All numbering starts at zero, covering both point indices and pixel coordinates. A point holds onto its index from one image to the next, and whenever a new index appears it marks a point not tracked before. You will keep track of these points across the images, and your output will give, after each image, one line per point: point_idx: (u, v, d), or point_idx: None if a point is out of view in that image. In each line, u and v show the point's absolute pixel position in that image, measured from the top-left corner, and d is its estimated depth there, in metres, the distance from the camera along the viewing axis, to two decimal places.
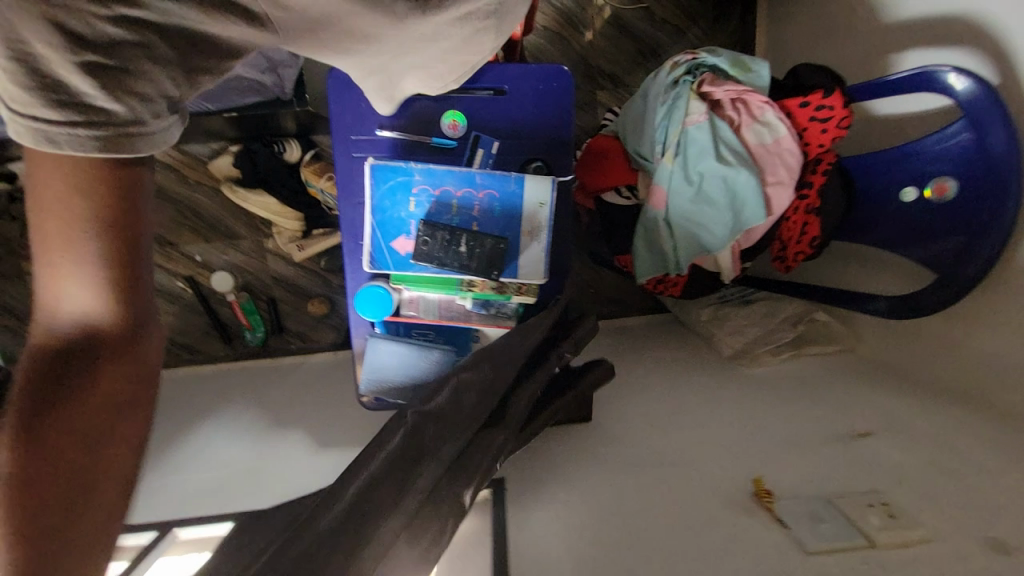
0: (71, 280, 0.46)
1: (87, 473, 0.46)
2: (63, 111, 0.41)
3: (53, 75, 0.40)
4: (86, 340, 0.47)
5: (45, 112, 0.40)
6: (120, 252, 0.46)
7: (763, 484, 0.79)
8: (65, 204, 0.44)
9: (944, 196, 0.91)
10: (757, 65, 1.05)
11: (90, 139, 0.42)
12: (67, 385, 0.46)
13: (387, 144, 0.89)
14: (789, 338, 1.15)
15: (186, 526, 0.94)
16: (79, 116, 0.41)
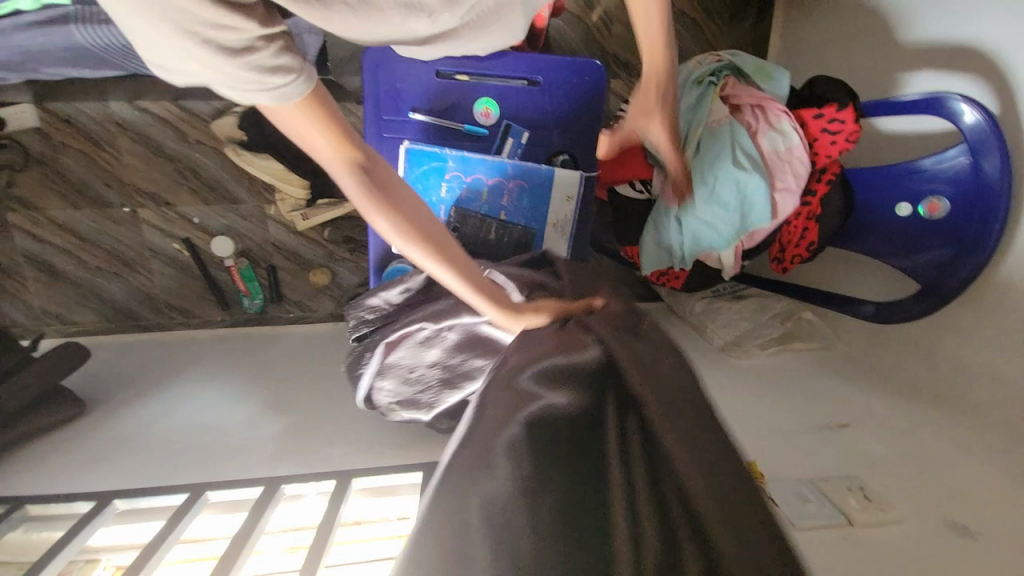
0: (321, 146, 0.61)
1: (439, 238, 0.69)
2: (270, 93, 0.53)
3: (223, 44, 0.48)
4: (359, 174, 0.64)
5: (262, 96, 0.53)
6: (335, 119, 0.61)
7: (757, 466, 0.88)
8: (305, 119, 0.58)
9: (936, 215, 0.99)
10: (779, 72, 1.08)
11: (296, 93, 0.55)
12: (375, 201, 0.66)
13: (419, 127, 0.89)
14: (775, 333, 1.22)
15: (218, 490, 0.89)
16: (269, 72, 0.51)
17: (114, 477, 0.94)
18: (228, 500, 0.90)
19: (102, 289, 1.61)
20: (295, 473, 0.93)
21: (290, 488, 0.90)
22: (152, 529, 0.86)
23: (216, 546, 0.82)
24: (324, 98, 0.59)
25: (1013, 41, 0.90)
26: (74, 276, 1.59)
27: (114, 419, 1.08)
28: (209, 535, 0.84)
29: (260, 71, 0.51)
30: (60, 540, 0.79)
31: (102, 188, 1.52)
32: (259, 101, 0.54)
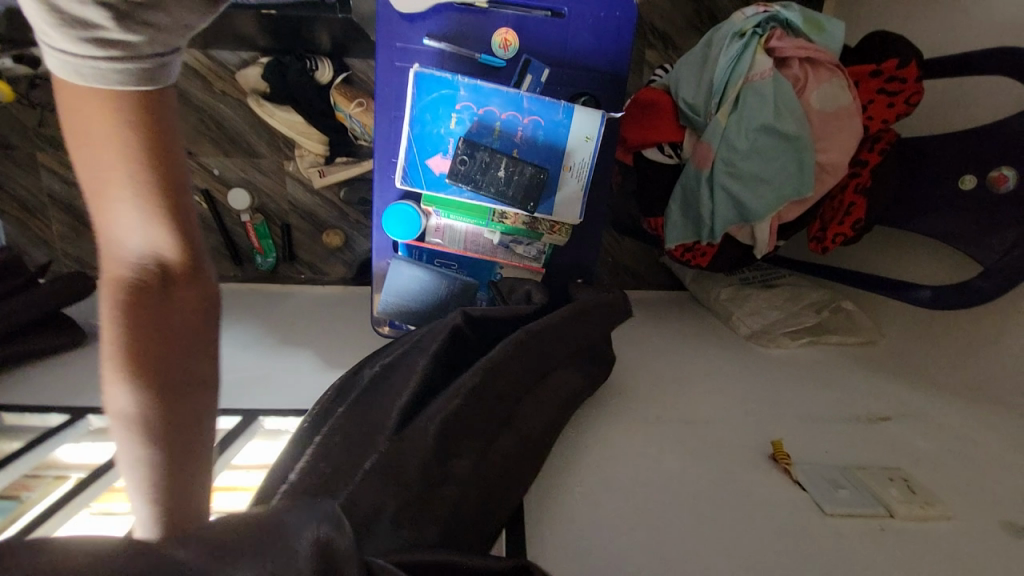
0: (124, 208, 0.50)
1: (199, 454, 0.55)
2: (106, 46, 0.44)
3: (69, 10, 0.42)
4: (150, 266, 0.52)
5: (93, 50, 0.44)
6: (151, 148, 0.49)
7: (782, 446, 0.78)
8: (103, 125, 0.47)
9: (1005, 185, 0.86)
10: (831, 24, 0.99)
11: (133, 71, 0.46)
12: (131, 300, 0.51)
13: (432, 56, 0.84)
14: (809, 323, 1.11)
15: None
16: (113, 50, 0.44)
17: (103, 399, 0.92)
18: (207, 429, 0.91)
19: None
20: (279, 410, 0.94)
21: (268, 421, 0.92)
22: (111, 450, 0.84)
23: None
24: (163, 110, 0.49)
25: None
26: None
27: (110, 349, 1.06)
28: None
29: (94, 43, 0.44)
30: (25, 451, 0.78)
31: None
32: (55, 52, 0.44)
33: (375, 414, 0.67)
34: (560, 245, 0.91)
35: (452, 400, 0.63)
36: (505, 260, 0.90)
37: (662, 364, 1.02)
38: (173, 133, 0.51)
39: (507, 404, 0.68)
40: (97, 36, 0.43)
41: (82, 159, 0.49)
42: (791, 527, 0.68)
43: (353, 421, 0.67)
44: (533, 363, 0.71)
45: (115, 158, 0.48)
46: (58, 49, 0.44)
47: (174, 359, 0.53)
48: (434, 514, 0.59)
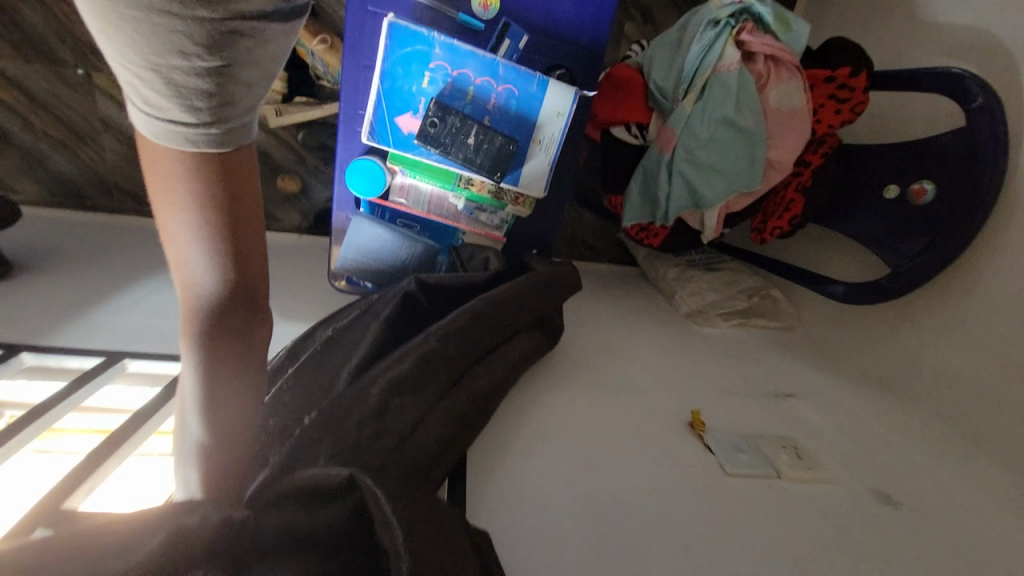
0: (196, 256, 0.42)
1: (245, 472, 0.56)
2: (197, 114, 0.35)
3: (165, 80, 0.33)
4: (220, 312, 0.45)
5: (181, 117, 0.35)
6: (231, 198, 0.41)
7: (700, 415, 0.89)
8: (180, 172, 0.38)
9: (921, 198, 0.96)
10: (799, 24, 1.03)
11: (225, 135, 0.37)
12: (206, 342, 0.46)
13: (407, 5, 0.80)
14: (741, 306, 1.22)
15: (138, 359, 0.87)
16: (209, 117, 0.35)
17: (33, 339, 0.87)
18: (146, 373, 0.87)
19: (44, 156, 1.45)
20: None
21: None
22: (50, 389, 0.82)
23: (108, 420, 0.80)
24: (245, 157, 0.41)
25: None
26: (13, 138, 1.42)
27: (38, 285, 0.98)
28: (110, 407, 0.82)
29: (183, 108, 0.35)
30: None
31: (52, 42, 1.35)
32: (152, 125, 0.35)
33: (329, 375, 0.70)
34: (522, 216, 0.93)
35: (400, 362, 0.67)
36: (468, 226, 0.91)
37: (607, 337, 1.09)
38: (253, 176, 0.43)
39: (456, 367, 0.71)
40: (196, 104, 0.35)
41: (160, 208, 0.41)
42: (698, 482, 0.78)
43: (306, 380, 0.70)
44: (482, 331, 0.74)
45: (188, 201, 0.40)
46: (151, 114, 0.35)
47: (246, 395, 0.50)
48: (368, 460, 0.59)
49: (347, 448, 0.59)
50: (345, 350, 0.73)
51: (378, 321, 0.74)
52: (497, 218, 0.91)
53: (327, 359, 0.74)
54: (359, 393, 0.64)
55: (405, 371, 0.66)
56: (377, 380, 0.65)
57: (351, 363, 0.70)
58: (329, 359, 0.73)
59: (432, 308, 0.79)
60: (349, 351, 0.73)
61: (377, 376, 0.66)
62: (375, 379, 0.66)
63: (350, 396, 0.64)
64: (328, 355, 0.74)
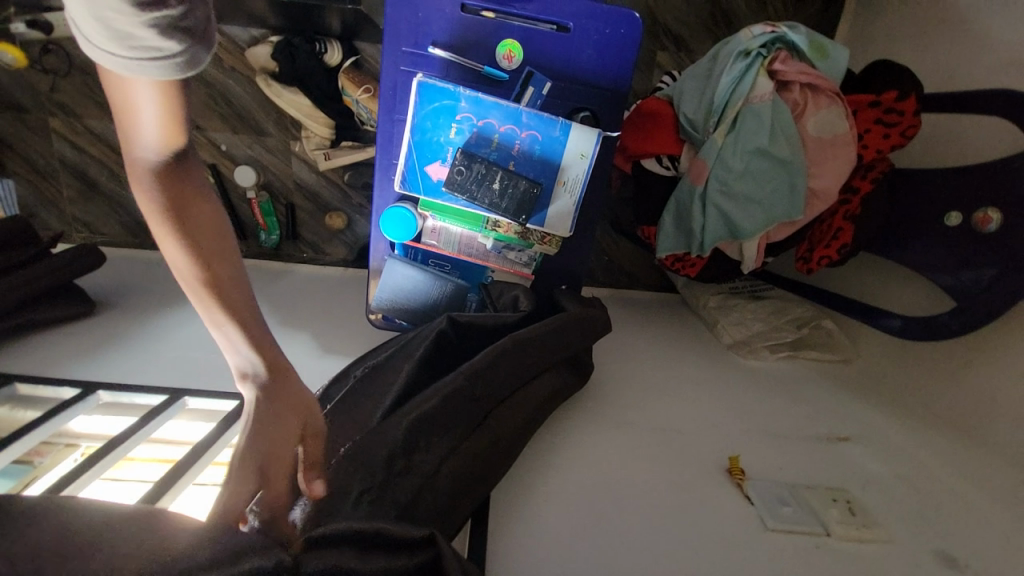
0: (134, 122, 0.54)
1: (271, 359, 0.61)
2: (138, 51, 0.48)
3: (120, 26, 0.47)
4: (162, 162, 0.56)
5: (126, 53, 0.48)
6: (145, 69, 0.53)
7: (738, 462, 0.84)
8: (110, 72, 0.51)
9: (987, 226, 0.88)
10: (836, 49, 0.99)
11: (162, 68, 0.50)
12: (162, 195, 0.57)
13: (437, 63, 0.85)
14: (789, 338, 1.15)
15: (195, 397, 0.94)
16: (152, 53, 0.49)
17: (111, 374, 0.97)
18: (202, 409, 0.95)
19: (129, 203, 1.63)
20: None
21: None
22: (124, 424, 0.91)
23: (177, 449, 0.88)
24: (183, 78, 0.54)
25: None
26: (105, 188, 1.62)
27: (118, 322, 1.10)
28: (174, 439, 0.90)
29: (127, 43, 0.48)
30: (39, 420, 0.84)
31: None
32: (105, 56, 0.48)
33: (362, 412, 0.73)
34: (550, 254, 0.94)
35: (428, 400, 0.68)
36: (497, 265, 0.93)
37: (641, 371, 1.06)
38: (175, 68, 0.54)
39: (482, 406, 0.72)
40: (142, 43, 0.48)
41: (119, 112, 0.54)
42: (736, 537, 0.74)
43: (342, 418, 0.73)
44: (510, 370, 0.74)
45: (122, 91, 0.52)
46: (99, 53, 0.48)
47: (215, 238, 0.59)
48: (396, 498, 0.63)
49: (375, 483, 0.63)
50: (382, 387, 0.75)
51: (411, 358, 0.76)
52: (525, 256, 0.93)
53: (362, 395, 0.76)
54: (386, 431, 0.66)
55: (430, 412, 0.67)
56: (404, 420, 0.67)
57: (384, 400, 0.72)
58: (365, 395, 0.75)
59: (461, 348, 0.81)
60: (384, 388, 0.75)
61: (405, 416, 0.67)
62: (401, 420, 0.67)
63: (379, 437, 0.66)
64: (367, 390, 0.76)
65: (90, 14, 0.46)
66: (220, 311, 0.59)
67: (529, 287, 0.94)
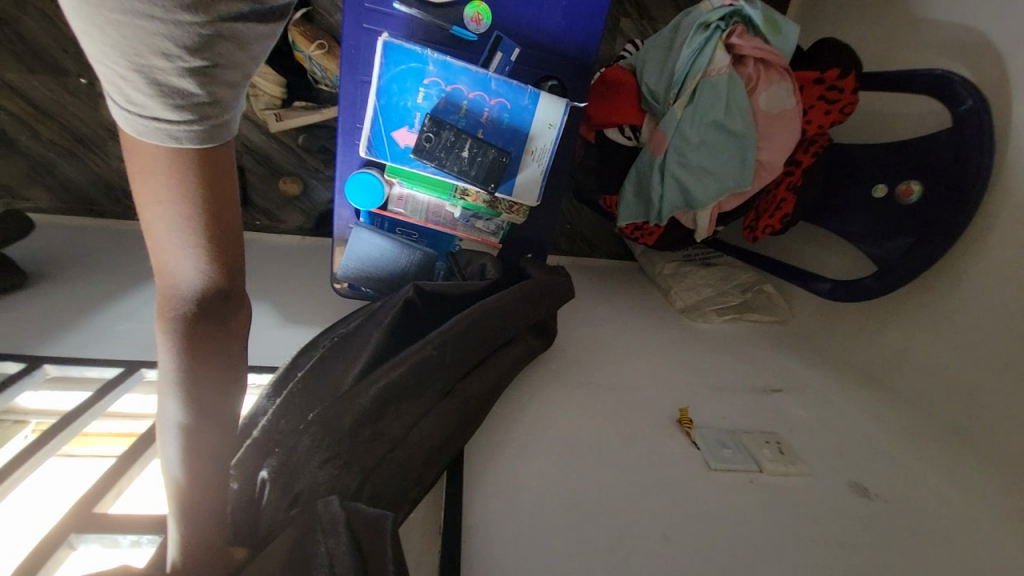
0: (182, 249, 0.47)
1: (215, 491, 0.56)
2: (177, 110, 0.40)
3: (159, 81, 0.39)
4: (203, 302, 0.50)
5: (163, 112, 0.40)
6: (206, 189, 0.46)
7: (688, 413, 0.93)
8: (156, 159, 0.43)
9: (908, 198, 0.98)
10: (788, 26, 1.04)
11: (199, 132, 0.42)
12: (186, 332, 0.50)
13: (401, 22, 0.82)
14: (734, 302, 1.25)
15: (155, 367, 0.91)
16: (188, 113, 0.41)
17: (56, 350, 0.91)
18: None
19: (53, 165, 1.48)
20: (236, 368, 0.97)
21: None
22: (77, 398, 0.89)
23: (137, 425, 0.87)
24: (225, 159, 0.47)
25: (1015, 33, 0.89)
26: (22, 146, 1.45)
27: (56, 295, 1.03)
28: (134, 413, 0.88)
29: (165, 104, 0.40)
30: None
31: (58, 53, 1.38)
32: (144, 120, 0.40)
33: (331, 380, 0.72)
34: (517, 223, 0.96)
35: (396, 369, 0.70)
36: (465, 233, 0.95)
37: (603, 335, 1.12)
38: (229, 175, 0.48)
39: (450, 373, 0.74)
40: (182, 103, 0.40)
41: (147, 205, 0.45)
42: (683, 478, 0.82)
43: (311, 385, 0.72)
44: (477, 339, 0.77)
45: (172, 193, 0.45)
46: (137, 114, 0.40)
47: (224, 379, 0.54)
48: (363, 463, 0.66)
49: (341, 445, 0.65)
50: (353, 354, 0.75)
51: (381, 326, 0.77)
52: (493, 226, 0.95)
53: (331, 361, 0.75)
54: (357, 394, 0.67)
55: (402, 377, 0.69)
56: (374, 383, 0.68)
57: (354, 365, 0.73)
58: (335, 361, 0.75)
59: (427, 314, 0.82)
60: (352, 354, 0.75)
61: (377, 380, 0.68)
62: (373, 385, 0.68)
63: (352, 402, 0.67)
64: (335, 356, 0.76)
65: (126, 65, 0.38)
66: (189, 449, 0.53)
67: (496, 257, 0.96)
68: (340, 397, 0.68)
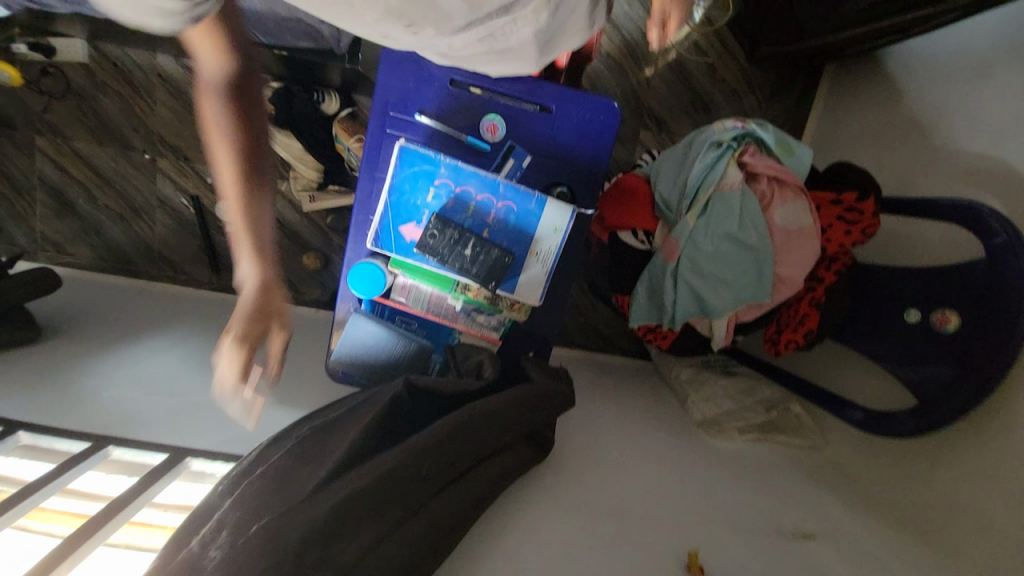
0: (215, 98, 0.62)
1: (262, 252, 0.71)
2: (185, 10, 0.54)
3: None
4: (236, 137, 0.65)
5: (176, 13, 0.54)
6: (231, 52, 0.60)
7: (698, 558, 0.79)
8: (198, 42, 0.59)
9: (944, 327, 0.90)
10: (801, 149, 1.06)
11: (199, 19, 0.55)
12: (235, 167, 0.65)
13: (421, 129, 0.88)
14: (756, 421, 1.13)
15: (121, 447, 0.89)
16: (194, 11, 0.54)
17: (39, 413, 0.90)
18: (128, 461, 0.89)
19: (103, 227, 1.60)
20: (208, 451, 0.92)
21: (195, 463, 0.89)
22: (39, 470, 0.83)
23: (93, 505, 0.79)
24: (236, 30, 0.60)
25: None
26: (80, 210, 1.59)
27: (59, 356, 1.04)
28: (90, 493, 0.82)
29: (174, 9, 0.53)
30: None
31: (129, 133, 1.56)
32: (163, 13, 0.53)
33: (290, 483, 0.64)
34: (519, 320, 0.93)
35: (360, 478, 0.62)
36: (465, 327, 0.92)
37: (607, 446, 1.02)
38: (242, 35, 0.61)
39: (424, 489, 0.66)
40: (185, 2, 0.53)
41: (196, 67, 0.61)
42: None
43: (271, 485, 0.65)
44: (459, 448, 0.70)
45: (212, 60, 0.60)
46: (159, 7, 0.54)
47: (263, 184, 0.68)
48: None
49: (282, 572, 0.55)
50: (323, 455, 0.68)
51: (358, 425, 0.71)
52: (495, 322, 0.92)
53: (300, 457, 0.69)
54: (311, 506, 0.59)
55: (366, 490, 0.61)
56: (336, 494, 0.60)
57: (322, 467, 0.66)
58: (305, 458, 0.69)
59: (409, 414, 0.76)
60: (323, 453, 0.68)
61: (339, 493, 0.60)
62: (333, 498, 0.60)
63: (306, 516, 0.58)
64: (308, 449, 0.70)
65: None
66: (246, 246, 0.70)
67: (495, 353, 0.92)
68: (295, 508, 0.60)
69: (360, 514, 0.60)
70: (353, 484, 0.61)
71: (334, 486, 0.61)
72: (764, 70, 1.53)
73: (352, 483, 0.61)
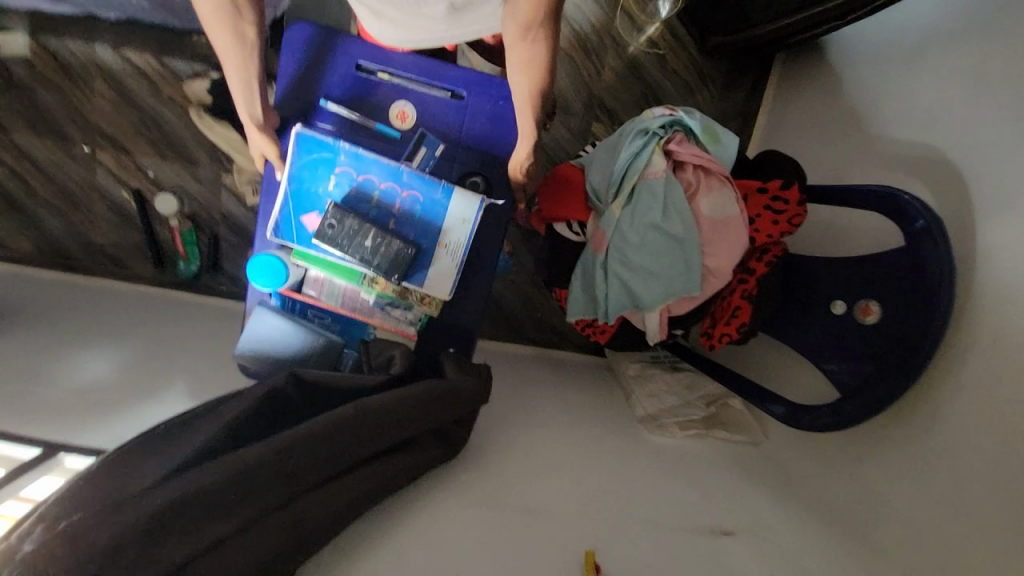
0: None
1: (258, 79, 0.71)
2: None
3: None
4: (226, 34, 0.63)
5: None
6: None
7: (594, 557, 0.76)
8: None
9: (869, 317, 0.89)
10: (728, 137, 1.03)
11: None
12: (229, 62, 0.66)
13: (328, 116, 0.85)
14: (699, 415, 1.11)
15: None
16: None
17: None
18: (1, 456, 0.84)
19: (42, 221, 1.56)
20: (87, 446, 0.87)
21: (70, 459, 0.84)
22: None
23: None
24: None
25: (968, 156, 0.84)
26: (19, 203, 1.55)
27: None
28: None
29: None
30: None
31: (68, 125, 1.52)
32: None
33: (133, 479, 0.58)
34: (435, 315, 0.91)
35: (208, 476, 0.57)
36: (379, 322, 0.89)
37: (533, 443, 0.99)
38: None
39: (289, 488, 0.62)
40: None
41: None
42: None
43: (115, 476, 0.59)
44: (341, 443, 0.66)
45: None
46: None
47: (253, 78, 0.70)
48: None
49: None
50: (183, 449, 0.63)
51: (221, 423, 0.66)
52: (410, 316, 0.89)
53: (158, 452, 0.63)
54: (145, 502, 0.54)
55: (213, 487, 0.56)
56: (179, 488, 0.55)
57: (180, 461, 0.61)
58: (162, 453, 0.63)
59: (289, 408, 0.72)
60: (184, 448, 0.63)
61: (182, 487, 0.55)
62: (172, 492, 0.55)
63: (138, 510, 0.53)
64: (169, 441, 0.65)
65: None
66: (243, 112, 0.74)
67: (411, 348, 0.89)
68: (128, 502, 0.54)
69: (206, 509, 0.56)
70: (201, 478, 0.56)
71: (182, 479, 0.56)
72: (717, 61, 1.51)
73: (198, 476, 0.57)
